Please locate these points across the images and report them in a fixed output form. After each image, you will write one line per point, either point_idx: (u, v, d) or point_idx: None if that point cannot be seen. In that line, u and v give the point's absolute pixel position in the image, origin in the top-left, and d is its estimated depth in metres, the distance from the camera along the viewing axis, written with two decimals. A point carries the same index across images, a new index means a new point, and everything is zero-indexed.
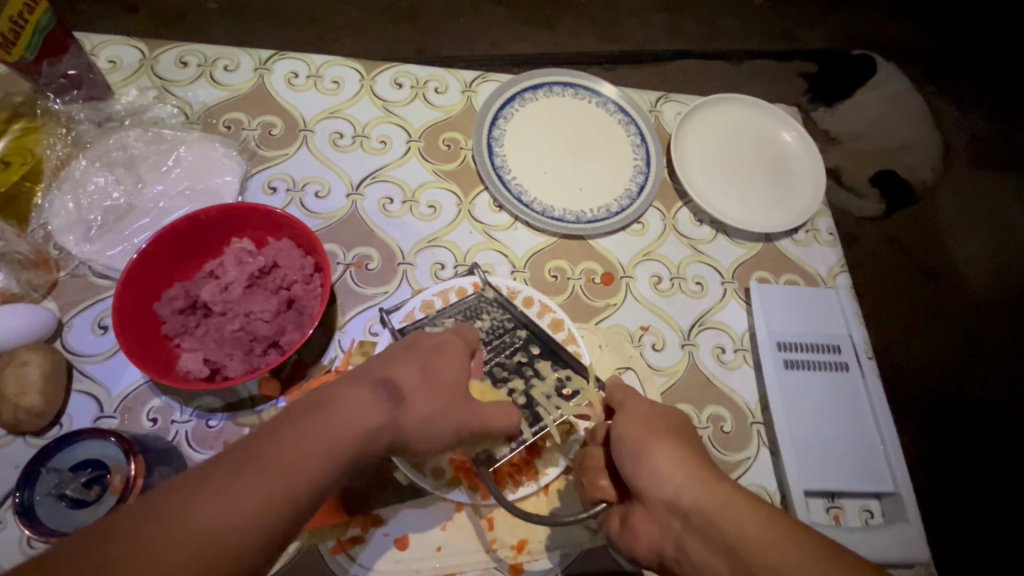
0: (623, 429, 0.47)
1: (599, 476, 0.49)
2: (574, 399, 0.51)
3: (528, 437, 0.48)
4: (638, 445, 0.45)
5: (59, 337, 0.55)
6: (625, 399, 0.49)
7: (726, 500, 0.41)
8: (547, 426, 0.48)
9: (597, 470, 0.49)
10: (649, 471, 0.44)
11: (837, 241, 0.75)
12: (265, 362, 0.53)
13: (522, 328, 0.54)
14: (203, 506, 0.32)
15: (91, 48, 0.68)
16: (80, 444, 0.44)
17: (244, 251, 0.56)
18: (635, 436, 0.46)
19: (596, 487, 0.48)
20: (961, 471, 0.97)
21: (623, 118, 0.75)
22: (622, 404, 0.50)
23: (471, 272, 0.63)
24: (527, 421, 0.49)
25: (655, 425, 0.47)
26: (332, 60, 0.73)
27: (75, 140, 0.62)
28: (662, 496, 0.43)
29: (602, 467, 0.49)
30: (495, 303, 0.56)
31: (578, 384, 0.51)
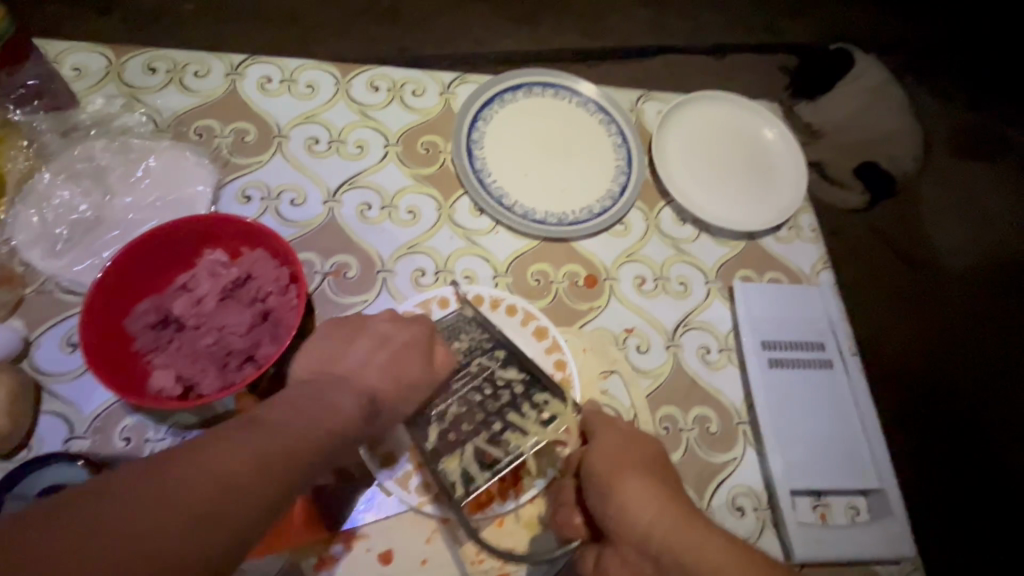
0: (592, 462, 0.47)
1: (574, 513, 0.50)
2: (553, 424, 0.49)
3: (503, 466, 0.47)
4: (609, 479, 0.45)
5: (26, 356, 0.53)
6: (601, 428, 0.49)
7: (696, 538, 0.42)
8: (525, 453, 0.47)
9: (571, 507, 0.50)
10: (619, 507, 0.44)
11: (819, 238, 0.75)
12: (240, 376, 0.51)
13: (499, 348, 0.52)
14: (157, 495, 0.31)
15: (56, 55, 0.66)
16: (50, 468, 0.43)
17: (217, 263, 0.54)
18: (605, 470, 0.46)
19: (571, 524, 0.49)
20: (945, 461, 0.98)
21: (604, 118, 0.74)
22: (596, 434, 0.49)
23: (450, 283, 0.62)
24: (504, 450, 0.47)
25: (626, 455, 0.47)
26: (307, 63, 0.72)
27: (38, 152, 0.60)
28: None
29: (575, 503, 0.50)
30: (474, 322, 0.55)
31: (558, 407, 0.49)
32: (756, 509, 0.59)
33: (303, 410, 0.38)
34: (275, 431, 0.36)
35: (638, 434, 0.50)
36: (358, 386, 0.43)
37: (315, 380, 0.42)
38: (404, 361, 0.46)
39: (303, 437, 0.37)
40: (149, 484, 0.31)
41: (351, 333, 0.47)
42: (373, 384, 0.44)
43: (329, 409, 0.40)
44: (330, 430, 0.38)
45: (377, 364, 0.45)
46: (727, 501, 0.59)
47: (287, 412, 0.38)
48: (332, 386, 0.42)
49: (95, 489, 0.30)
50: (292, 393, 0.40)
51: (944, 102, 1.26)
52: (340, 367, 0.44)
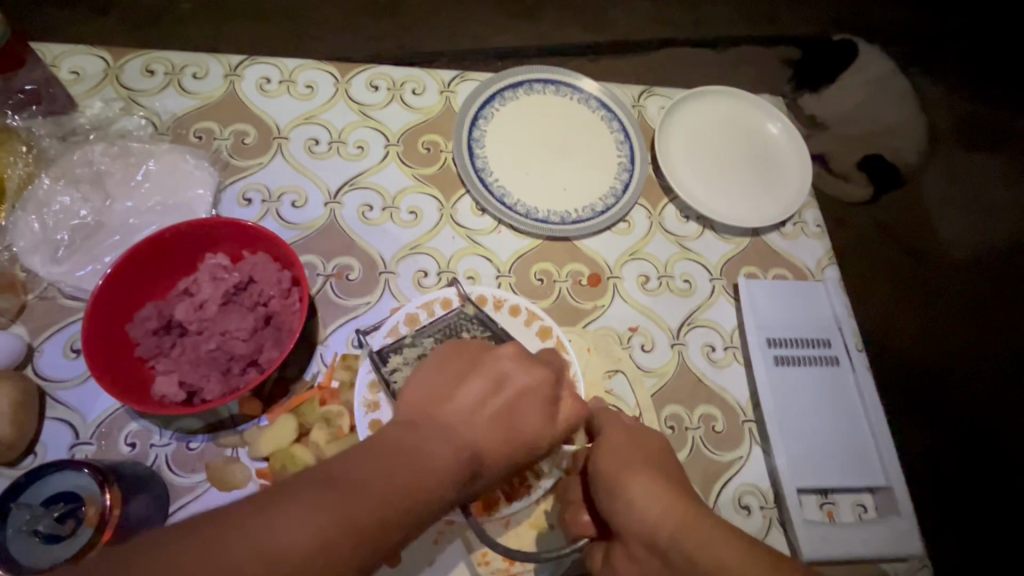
0: (598, 463, 0.47)
1: (581, 512, 0.50)
2: None
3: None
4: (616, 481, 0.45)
5: (30, 363, 0.53)
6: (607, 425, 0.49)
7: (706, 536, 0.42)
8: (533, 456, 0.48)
9: (579, 504, 0.50)
10: (626, 500, 0.44)
11: (823, 233, 0.74)
12: (244, 381, 0.51)
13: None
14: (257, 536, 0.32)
15: (53, 59, 0.66)
16: (55, 476, 0.43)
17: (218, 267, 0.54)
18: (610, 470, 0.46)
19: (579, 523, 0.49)
20: (953, 456, 0.98)
21: (606, 115, 0.74)
22: (600, 429, 0.50)
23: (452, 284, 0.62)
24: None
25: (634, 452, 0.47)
26: (305, 63, 0.71)
27: (37, 157, 0.60)
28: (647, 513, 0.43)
29: (581, 503, 0.50)
30: (475, 320, 0.55)
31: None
32: (762, 507, 0.58)
33: (404, 472, 0.37)
34: (370, 492, 0.36)
35: (643, 428, 0.50)
36: (460, 437, 0.41)
37: (416, 422, 0.41)
38: (515, 415, 0.43)
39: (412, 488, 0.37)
40: (242, 532, 0.32)
41: (463, 374, 0.45)
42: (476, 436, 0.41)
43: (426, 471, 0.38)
44: (428, 491, 0.37)
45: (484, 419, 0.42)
46: (733, 499, 0.58)
47: (380, 464, 0.37)
48: (433, 435, 0.40)
49: (199, 528, 0.32)
50: (393, 437, 0.39)
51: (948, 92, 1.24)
52: (442, 411, 0.42)
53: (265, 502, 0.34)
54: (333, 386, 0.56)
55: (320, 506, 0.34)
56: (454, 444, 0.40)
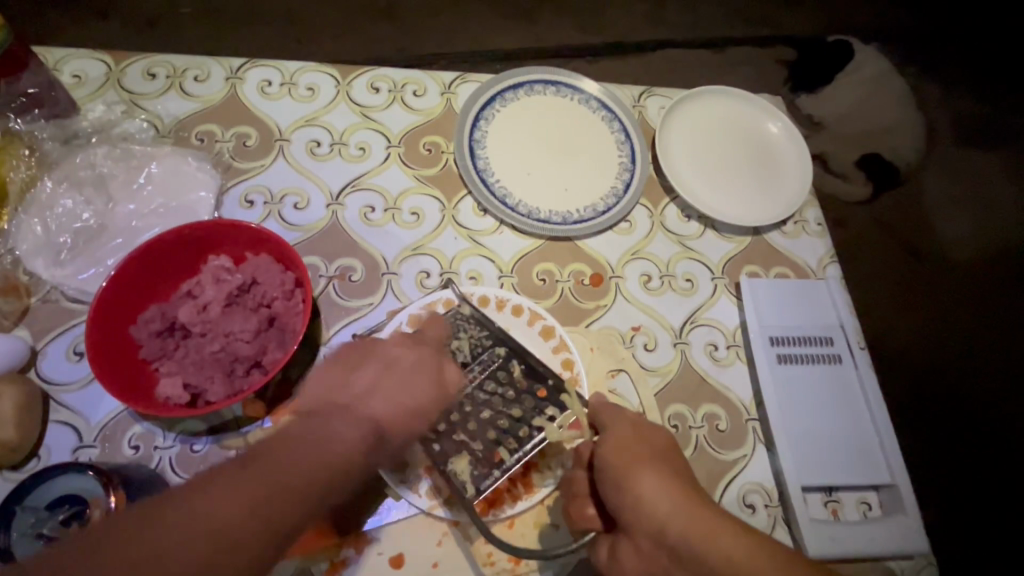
0: (605, 456, 0.47)
1: (587, 504, 0.49)
2: (558, 420, 0.49)
3: (511, 465, 0.47)
4: (621, 477, 0.45)
5: (33, 366, 0.53)
6: (611, 422, 0.49)
7: (716, 527, 0.42)
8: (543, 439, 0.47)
9: (584, 499, 0.50)
10: (632, 499, 0.44)
11: (825, 231, 0.74)
12: (248, 383, 0.51)
13: (500, 345, 0.52)
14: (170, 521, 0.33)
15: (55, 63, 0.66)
16: (57, 479, 0.43)
17: (221, 269, 0.54)
18: (616, 464, 0.46)
19: (585, 516, 0.49)
20: (954, 454, 0.98)
21: (607, 115, 0.74)
22: (606, 427, 0.49)
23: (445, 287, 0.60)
24: (514, 445, 0.48)
25: (638, 447, 0.47)
26: (307, 66, 0.71)
27: (40, 161, 0.60)
28: (652, 517, 0.43)
29: (588, 495, 0.50)
30: (471, 319, 0.54)
31: (564, 399, 0.49)
32: (767, 506, 0.58)
33: (318, 451, 0.38)
34: (267, 476, 0.36)
35: (649, 422, 0.50)
36: (357, 413, 0.41)
37: (317, 409, 0.41)
38: (408, 385, 0.43)
39: (311, 467, 0.37)
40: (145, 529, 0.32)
41: (353, 364, 0.44)
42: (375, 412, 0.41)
43: (315, 455, 0.38)
44: (330, 469, 0.38)
45: (380, 392, 0.42)
46: (738, 498, 0.58)
47: (281, 456, 0.37)
48: (337, 416, 0.40)
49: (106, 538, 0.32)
50: (293, 426, 0.40)
51: (946, 92, 1.25)
52: (344, 396, 0.42)
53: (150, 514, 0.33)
54: None
55: (219, 501, 0.34)
56: (362, 424, 0.40)
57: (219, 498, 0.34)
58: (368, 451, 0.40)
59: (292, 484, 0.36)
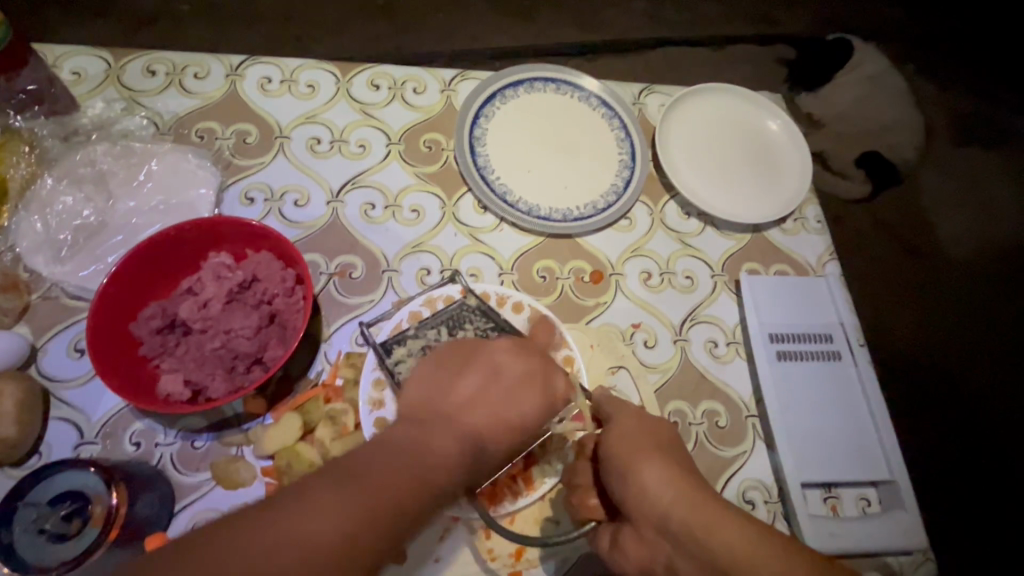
0: (609, 445, 0.47)
1: (589, 496, 0.50)
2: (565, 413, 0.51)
3: (516, 452, 0.48)
4: (624, 467, 0.45)
5: (34, 362, 0.53)
6: (616, 413, 0.49)
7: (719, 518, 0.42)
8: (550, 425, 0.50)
9: (587, 489, 0.50)
10: (635, 486, 0.44)
11: (824, 228, 0.74)
12: (249, 379, 0.51)
13: (501, 336, 0.54)
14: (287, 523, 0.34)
15: (54, 60, 0.66)
16: (58, 475, 0.43)
17: (222, 266, 0.54)
18: (622, 452, 0.46)
19: (586, 506, 0.50)
20: (953, 451, 0.98)
21: (607, 112, 0.74)
22: (611, 416, 0.50)
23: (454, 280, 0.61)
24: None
25: (640, 437, 0.47)
26: (306, 63, 0.71)
27: (39, 158, 0.60)
28: (653, 506, 0.43)
29: (590, 487, 0.50)
30: (477, 311, 0.56)
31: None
32: (767, 502, 0.59)
33: (413, 464, 0.39)
34: (367, 483, 0.37)
35: (651, 413, 0.50)
36: (459, 427, 0.42)
37: (424, 417, 0.42)
38: (515, 401, 0.44)
39: (407, 481, 0.38)
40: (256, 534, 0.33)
41: (459, 366, 0.46)
42: (469, 424, 0.42)
43: (416, 471, 0.38)
44: (426, 480, 0.38)
45: (483, 408, 0.43)
46: (738, 494, 0.58)
47: (386, 464, 0.38)
48: (437, 429, 0.42)
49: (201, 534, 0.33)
50: (399, 436, 0.41)
51: (946, 89, 1.25)
52: (445, 403, 0.43)
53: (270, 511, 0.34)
54: (337, 383, 0.56)
55: (325, 511, 0.35)
56: (458, 435, 0.42)
57: (331, 503, 0.35)
58: (466, 466, 0.41)
59: (396, 494, 0.37)
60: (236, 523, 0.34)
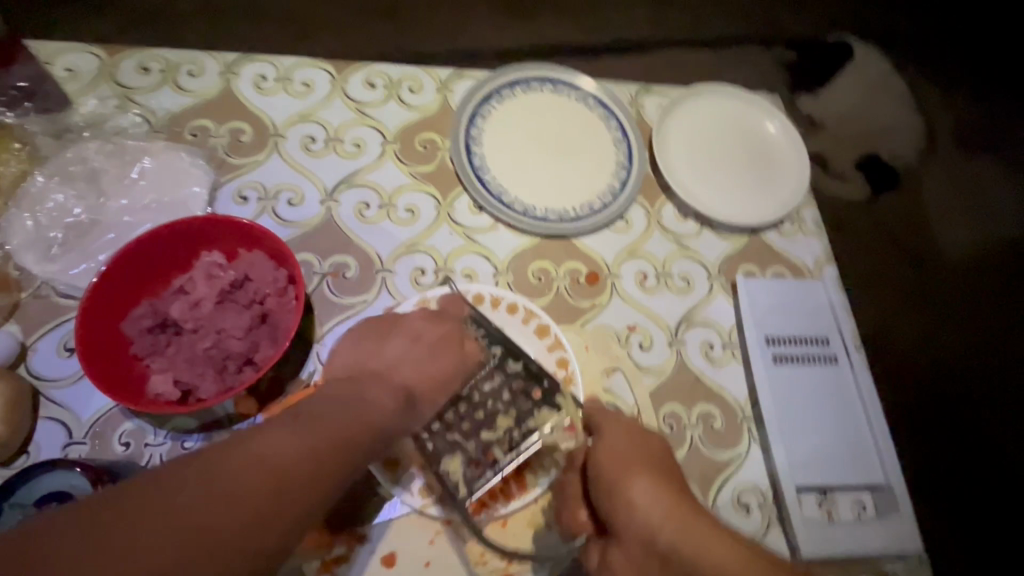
0: (598, 462, 0.48)
1: (579, 509, 0.51)
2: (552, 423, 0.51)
3: (505, 463, 0.49)
4: (614, 484, 0.47)
5: (23, 361, 0.53)
6: (604, 423, 0.50)
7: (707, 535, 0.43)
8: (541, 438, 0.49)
9: (576, 501, 0.51)
10: (625, 505, 0.46)
11: (821, 231, 0.74)
12: (239, 380, 0.51)
13: (497, 344, 0.53)
14: (235, 461, 0.33)
15: (47, 56, 0.65)
16: (45, 476, 0.43)
17: (213, 265, 0.54)
18: (612, 469, 0.47)
19: (576, 520, 0.51)
20: (949, 455, 0.98)
21: (604, 113, 0.73)
22: (599, 429, 0.50)
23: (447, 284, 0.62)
24: (511, 442, 0.49)
25: (629, 451, 0.48)
26: (302, 61, 0.71)
27: (31, 155, 0.59)
28: None
29: (580, 498, 0.51)
30: (469, 319, 0.55)
31: (559, 402, 0.51)
32: (761, 506, 0.58)
33: (349, 408, 0.41)
34: (317, 430, 0.38)
35: (641, 428, 0.51)
36: (388, 382, 0.46)
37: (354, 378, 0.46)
38: (433, 357, 0.49)
39: (350, 424, 0.39)
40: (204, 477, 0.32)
41: (383, 335, 0.51)
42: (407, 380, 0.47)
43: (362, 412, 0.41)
44: (369, 424, 0.41)
45: (407, 358, 0.49)
46: (733, 497, 0.58)
47: (331, 411, 0.40)
48: (370, 384, 0.45)
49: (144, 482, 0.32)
50: (334, 391, 0.43)
51: (947, 92, 1.24)
52: (375, 364, 0.48)
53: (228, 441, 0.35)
54: None
55: (276, 444, 0.35)
56: (393, 389, 0.45)
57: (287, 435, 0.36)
58: (402, 413, 0.44)
59: (342, 429, 0.39)
60: (186, 463, 0.33)
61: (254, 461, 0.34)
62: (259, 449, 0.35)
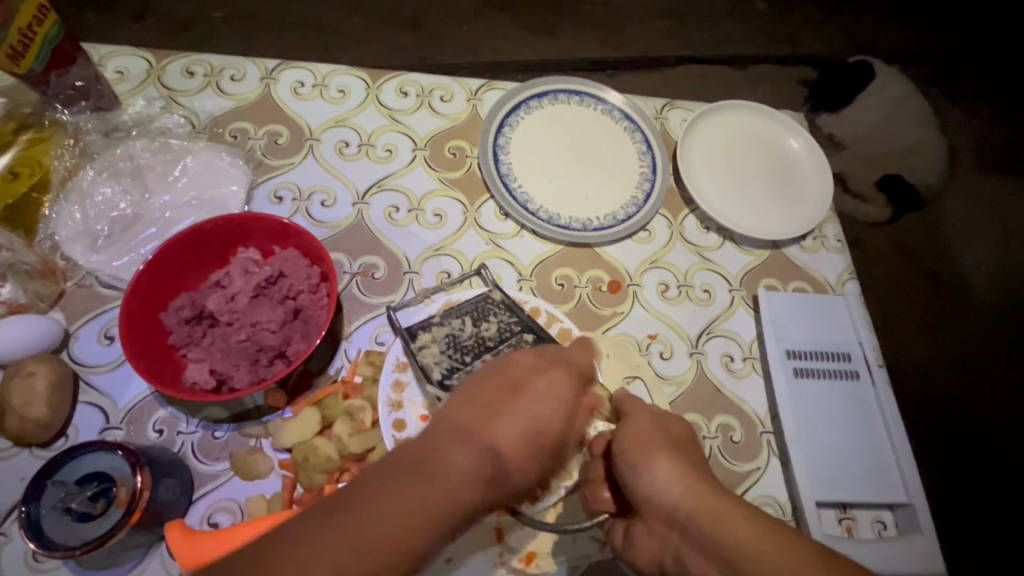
0: (621, 444, 0.48)
1: (602, 489, 0.50)
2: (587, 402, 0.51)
3: None
4: (636, 465, 0.46)
5: (66, 347, 0.55)
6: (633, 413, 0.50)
7: (723, 514, 0.42)
8: (594, 400, 0.51)
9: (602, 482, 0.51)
10: (650, 484, 0.45)
11: (844, 247, 0.74)
12: (272, 372, 0.52)
13: (530, 334, 0.54)
14: (358, 526, 0.35)
15: (99, 59, 0.69)
16: (86, 457, 0.44)
17: (250, 261, 0.55)
18: (634, 452, 0.47)
19: (599, 499, 0.50)
20: (970, 485, 0.95)
21: (629, 126, 0.75)
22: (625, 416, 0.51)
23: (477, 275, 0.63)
24: (553, 418, 0.49)
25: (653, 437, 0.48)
26: (338, 69, 0.73)
27: (82, 151, 0.62)
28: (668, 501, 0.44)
29: (602, 480, 0.50)
30: (502, 306, 0.56)
31: (590, 390, 0.51)
32: (780, 519, 0.58)
33: (442, 478, 0.39)
34: (417, 491, 0.38)
35: (665, 414, 0.52)
36: (483, 439, 0.43)
37: (436, 441, 0.42)
38: (545, 402, 0.47)
39: (431, 503, 0.38)
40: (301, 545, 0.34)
41: (510, 392, 0.46)
42: (498, 436, 0.44)
43: (449, 477, 0.40)
44: (446, 502, 0.39)
45: (509, 418, 0.45)
46: (752, 509, 0.58)
47: (411, 484, 0.39)
48: (467, 443, 0.42)
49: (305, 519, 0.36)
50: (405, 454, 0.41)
51: (971, 113, 1.23)
52: (488, 421, 0.44)
53: (305, 526, 0.35)
54: (357, 381, 0.57)
55: (381, 509, 0.37)
56: (484, 450, 0.42)
57: (394, 507, 0.37)
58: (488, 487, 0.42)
59: (433, 503, 0.38)
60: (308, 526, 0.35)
61: (373, 531, 0.36)
62: (376, 522, 0.36)
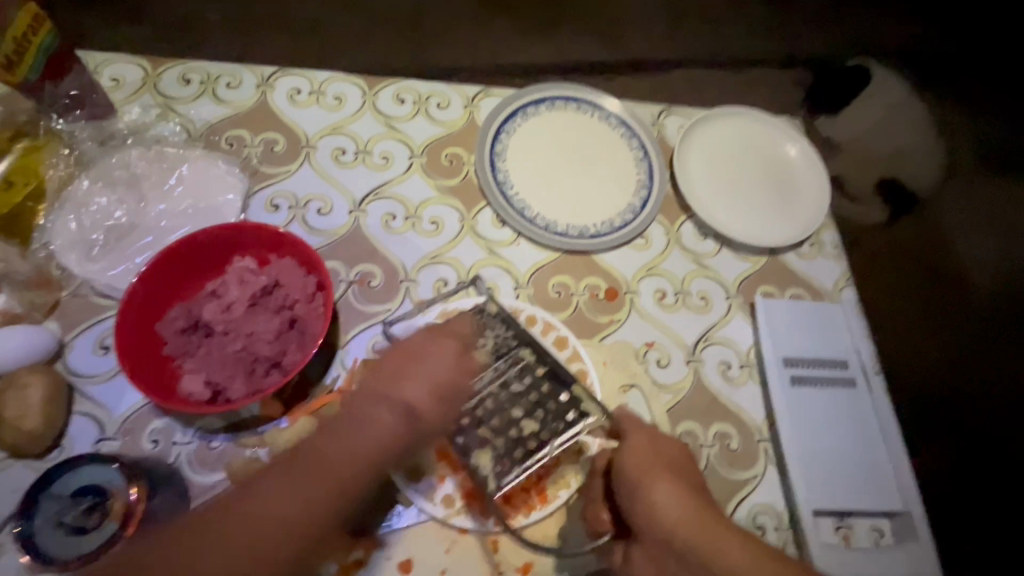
0: (622, 466, 0.48)
1: (601, 509, 0.52)
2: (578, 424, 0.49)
3: (532, 462, 0.48)
4: (636, 482, 0.47)
5: (61, 358, 0.55)
6: (634, 422, 0.51)
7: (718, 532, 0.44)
8: (579, 429, 0.49)
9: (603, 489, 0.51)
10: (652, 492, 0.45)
11: (841, 254, 0.74)
12: (267, 383, 0.52)
13: (526, 348, 0.52)
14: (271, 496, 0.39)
15: (95, 66, 0.68)
16: (80, 470, 0.44)
17: (246, 271, 0.55)
18: (635, 466, 0.47)
19: (597, 519, 0.52)
20: None
21: (626, 133, 0.75)
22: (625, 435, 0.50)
23: (473, 287, 0.63)
24: (549, 435, 0.49)
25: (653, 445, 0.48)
26: (334, 75, 0.73)
27: (77, 160, 0.62)
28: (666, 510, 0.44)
29: (602, 501, 0.52)
30: (498, 318, 0.56)
31: (586, 408, 0.50)
32: (777, 528, 0.58)
33: (349, 438, 0.42)
34: (326, 461, 0.41)
35: (666, 437, 0.51)
36: (390, 399, 0.44)
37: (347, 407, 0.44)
38: (433, 360, 0.45)
39: (348, 463, 0.41)
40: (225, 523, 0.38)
41: (409, 358, 0.46)
42: (408, 396, 0.44)
43: (361, 441, 0.41)
44: (363, 461, 0.41)
45: (419, 381, 0.44)
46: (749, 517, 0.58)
47: (322, 453, 0.41)
48: (366, 406, 0.43)
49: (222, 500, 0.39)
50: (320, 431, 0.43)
51: None
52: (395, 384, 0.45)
53: (231, 503, 0.39)
54: (352, 390, 0.56)
55: (293, 484, 0.40)
56: (388, 406, 0.43)
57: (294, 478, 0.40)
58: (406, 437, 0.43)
59: (349, 464, 0.41)
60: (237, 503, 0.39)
61: (279, 500, 0.39)
62: (290, 492, 0.39)
